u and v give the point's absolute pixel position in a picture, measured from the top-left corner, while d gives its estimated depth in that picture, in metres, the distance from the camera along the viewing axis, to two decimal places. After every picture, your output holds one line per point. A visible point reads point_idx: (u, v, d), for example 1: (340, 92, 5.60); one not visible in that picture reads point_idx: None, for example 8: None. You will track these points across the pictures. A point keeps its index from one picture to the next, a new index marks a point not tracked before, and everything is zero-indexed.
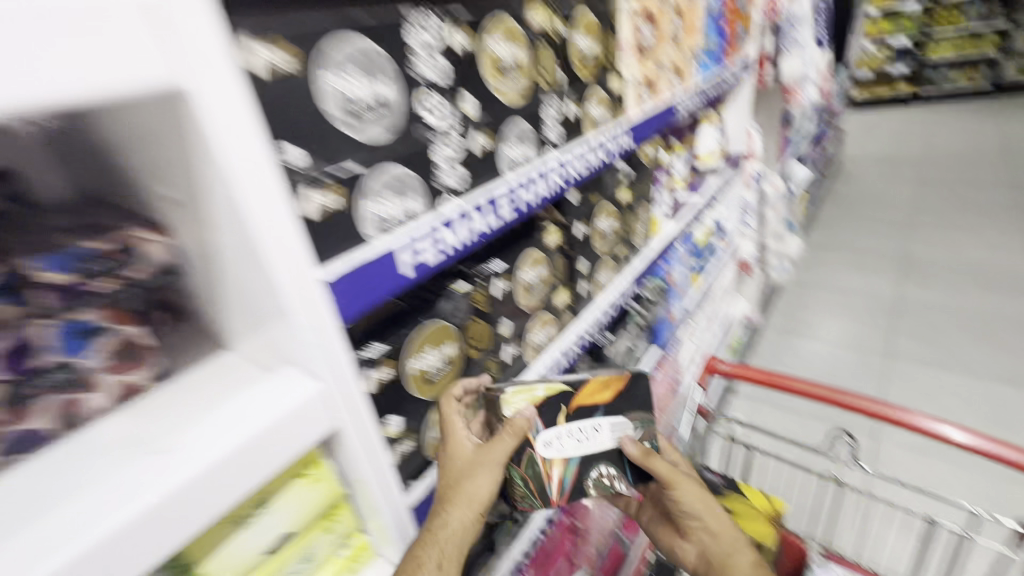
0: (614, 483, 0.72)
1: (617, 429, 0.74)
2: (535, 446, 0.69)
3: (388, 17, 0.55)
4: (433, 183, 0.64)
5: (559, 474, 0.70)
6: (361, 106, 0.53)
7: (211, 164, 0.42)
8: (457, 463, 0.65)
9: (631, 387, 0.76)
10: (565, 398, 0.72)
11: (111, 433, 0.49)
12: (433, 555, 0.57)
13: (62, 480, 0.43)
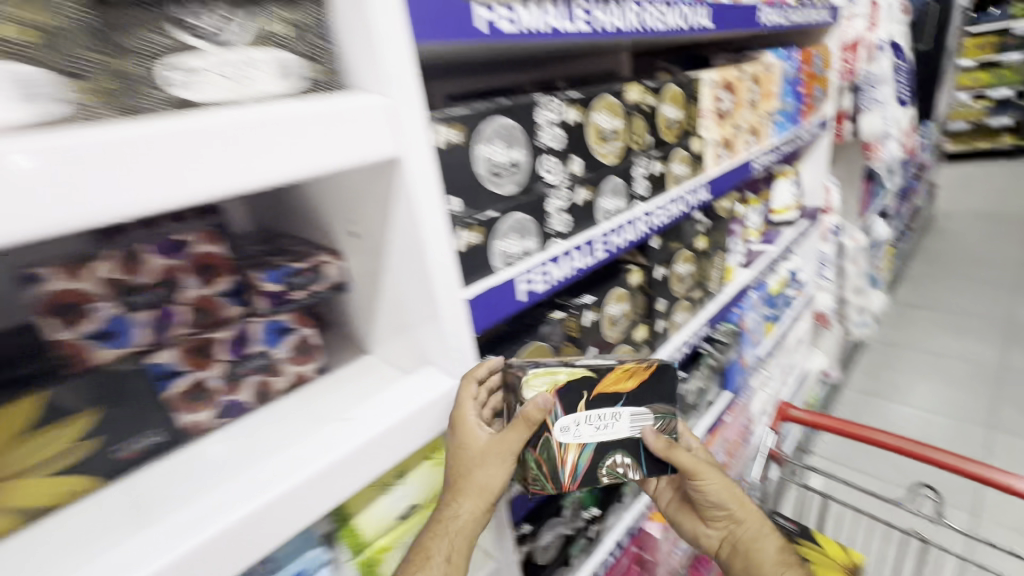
0: (627, 471, 0.76)
1: (635, 420, 0.76)
2: (553, 431, 0.72)
3: (524, 100, 0.71)
4: (545, 227, 0.79)
5: (574, 458, 0.73)
6: (501, 168, 0.69)
7: (408, 210, 0.59)
8: (468, 454, 0.69)
9: (655, 381, 0.77)
10: (588, 385, 0.74)
11: (208, 463, 0.66)
12: (442, 548, 0.65)
13: (169, 498, 0.59)
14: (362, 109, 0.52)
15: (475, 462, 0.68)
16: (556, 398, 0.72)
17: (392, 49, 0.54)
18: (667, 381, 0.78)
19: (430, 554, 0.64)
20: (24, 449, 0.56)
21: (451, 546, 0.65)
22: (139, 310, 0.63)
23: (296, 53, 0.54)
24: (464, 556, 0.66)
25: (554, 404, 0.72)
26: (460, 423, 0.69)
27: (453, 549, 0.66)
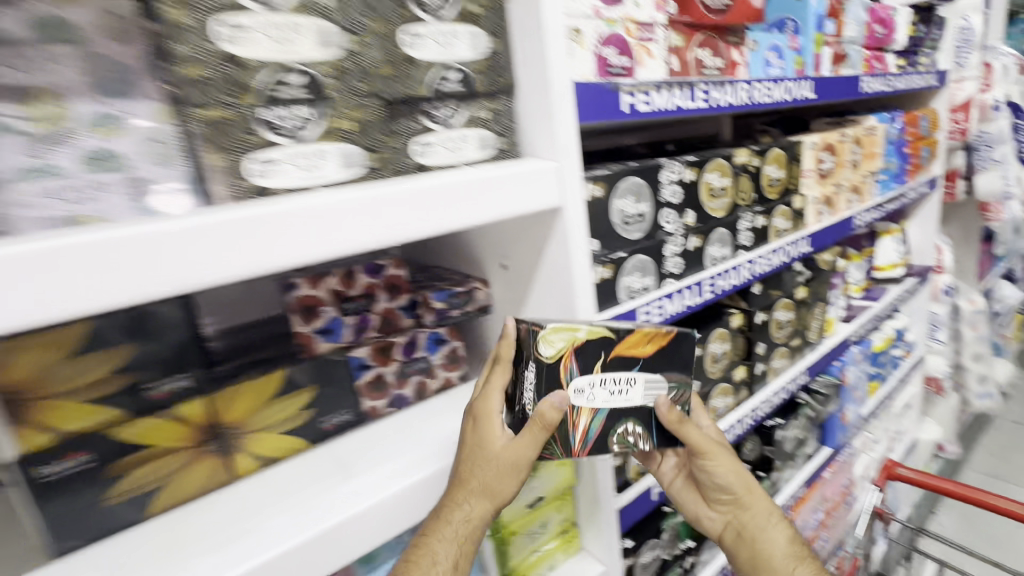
0: (639, 442, 0.70)
1: (651, 387, 0.70)
2: (566, 390, 0.68)
3: (651, 163, 0.86)
4: (662, 267, 0.92)
5: (586, 423, 0.69)
6: (630, 217, 0.85)
7: (561, 247, 0.76)
8: (481, 454, 0.69)
9: (673, 349, 0.70)
10: (606, 346, 0.68)
11: (305, 463, 0.78)
12: (445, 551, 0.67)
13: (264, 503, 0.70)
14: (539, 173, 0.70)
15: (487, 463, 0.69)
16: (571, 357, 0.68)
17: (566, 128, 0.71)
18: (688, 349, 0.70)
19: (428, 558, 0.66)
20: (269, 410, 0.77)
21: (451, 551, 0.67)
22: (349, 313, 0.85)
23: (496, 133, 0.72)
24: (462, 562, 0.68)
25: (568, 364, 0.68)
26: (482, 418, 0.71)
27: (453, 554, 0.68)
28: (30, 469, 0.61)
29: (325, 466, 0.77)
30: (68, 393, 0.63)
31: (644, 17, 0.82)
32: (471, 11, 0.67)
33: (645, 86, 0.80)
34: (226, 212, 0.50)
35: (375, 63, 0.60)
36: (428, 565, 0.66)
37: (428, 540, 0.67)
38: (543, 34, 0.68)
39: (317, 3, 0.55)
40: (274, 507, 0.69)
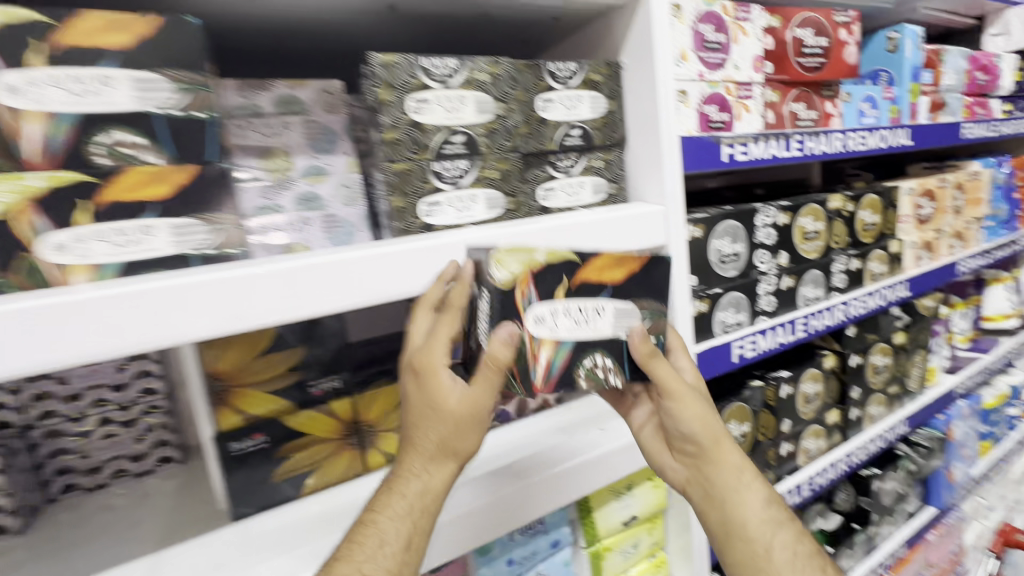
0: (610, 377, 0.62)
1: (622, 316, 0.62)
2: (524, 318, 0.59)
3: (747, 207, 0.93)
4: (755, 305, 0.97)
5: (548, 357, 0.60)
6: (726, 257, 0.91)
7: (664, 280, 0.84)
8: (426, 412, 0.60)
9: (644, 274, 0.64)
10: (568, 269, 0.60)
11: None
12: (390, 526, 0.58)
13: None
14: (648, 215, 0.79)
15: (433, 421, 0.60)
16: (529, 281, 0.59)
17: (672, 176, 0.80)
18: (663, 275, 0.65)
19: (377, 537, 0.58)
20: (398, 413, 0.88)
21: (402, 528, 0.59)
22: None
23: (608, 180, 0.83)
24: (418, 540, 0.59)
25: (524, 290, 0.59)
26: (423, 372, 0.59)
27: (402, 535, 0.58)
28: (228, 443, 0.76)
29: None
30: (257, 383, 0.79)
31: (743, 77, 0.90)
32: (592, 79, 0.78)
33: (743, 138, 0.88)
34: (403, 243, 0.64)
35: (517, 125, 0.73)
36: (376, 547, 0.57)
37: (376, 517, 0.59)
38: (655, 97, 0.78)
39: (478, 80, 0.69)
40: None
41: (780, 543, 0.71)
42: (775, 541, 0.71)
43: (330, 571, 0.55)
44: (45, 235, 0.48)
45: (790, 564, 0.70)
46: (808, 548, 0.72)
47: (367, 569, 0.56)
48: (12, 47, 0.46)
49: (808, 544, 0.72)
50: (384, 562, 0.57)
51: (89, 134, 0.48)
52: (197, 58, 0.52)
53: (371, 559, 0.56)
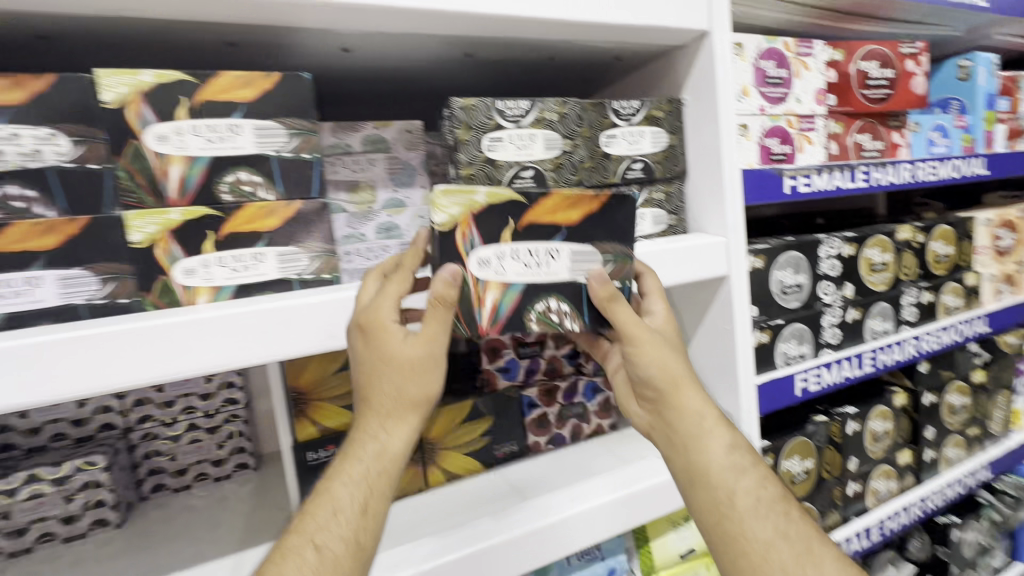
0: (566, 321, 0.61)
1: (577, 257, 0.61)
2: (468, 262, 0.59)
3: (810, 239, 0.92)
4: (819, 337, 0.95)
5: (495, 300, 0.60)
6: (788, 288, 0.91)
7: (726, 310, 0.84)
8: (375, 372, 0.58)
9: (603, 215, 0.62)
10: (514, 211, 0.59)
11: (483, 485, 0.90)
12: (347, 492, 0.57)
13: (456, 511, 0.83)
14: (711, 246, 0.80)
15: (383, 381, 0.58)
16: (470, 224, 0.58)
17: (734, 208, 0.81)
18: (626, 218, 0.63)
19: (330, 507, 0.56)
20: (459, 432, 0.92)
21: (357, 494, 0.57)
22: (523, 356, 0.98)
23: (668, 211, 0.85)
24: (375, 503, 0.58)
25: (467, 232, 0.58)
26: (370, 332, 0.57)
27: (355, 501, 0.57)
28: (305, 452, 0.82)
29: (491, 490, 0.88)
30: (335, 398, 0.84)
31: (806, 110, 0.91)
32: (654, 115, 0.82)
33: (806, 170, 0.89)
34: None
35: (582, 159, 0.77)
36: (329, 516, 0.56)
37: (331, 486, 0.57)
38: (717, 132, 0.80)
39: (547, 119, 0.73)
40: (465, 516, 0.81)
41: (743, 491, 0.62)
42: (739, 488, 0.62)
43: (283, 546, 0.54)
44: (178, 261, 0.56)
45: (752, 512, 0.61)
46: (770, 492, 0.63)
47: (320, 539, 0.54)
48: (165, 102, 0.54)
49: (773, 487, 0.64)
50: (340, 530, 0.55)
51: (218, 175, 0.56)
52: (307, 108, 0.59)
53: (325, 529, 0.55)
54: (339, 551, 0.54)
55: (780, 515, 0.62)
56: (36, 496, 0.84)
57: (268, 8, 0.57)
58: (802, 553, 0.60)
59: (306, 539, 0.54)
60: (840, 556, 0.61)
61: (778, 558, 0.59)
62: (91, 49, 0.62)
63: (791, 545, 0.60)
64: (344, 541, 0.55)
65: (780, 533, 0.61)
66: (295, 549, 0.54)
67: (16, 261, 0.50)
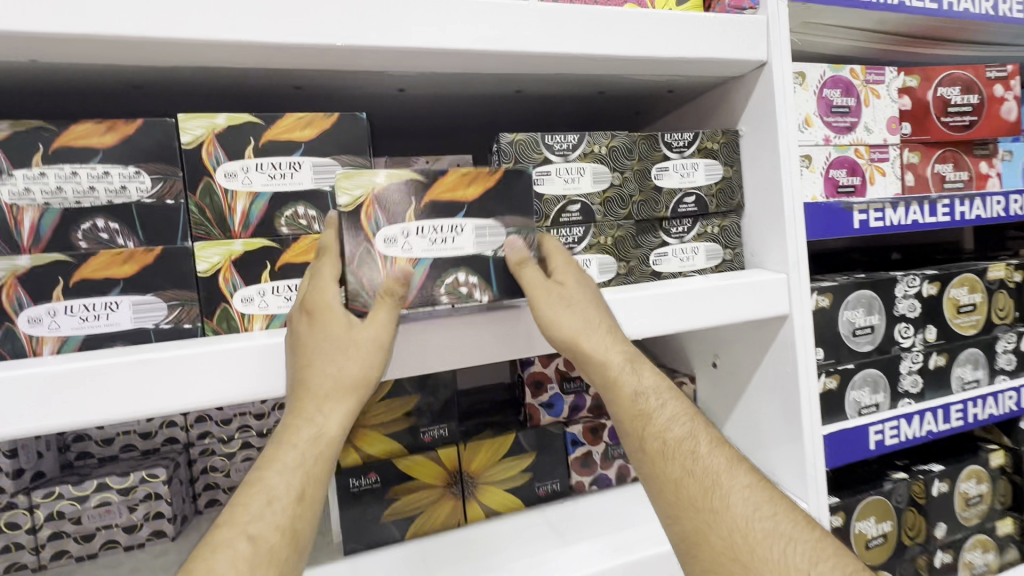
0: (475, 293, 0.60)
1: (482, 230, 0.60)
2: (372, 240, 0.57)
3: (885, 277, 0.85)
4: (897, 385, 0.87)
5: (404, 274, 0.58)
6: (859, 329, 0.84)
7: (789, 351, 0.78)
8: (310, 350, 0.54)
9: (502, 188, 0.61)
10: (416, 190, 0.59)
11: (521, 524, 0.87)
12: (277, 480, 0.52)
13: (492, 549, 0.81)
14: (772, 283, 0.75)
15: (320, 359, 0.54)
16: (376, 205, 0.58)
17: (797, 243, 0.76)
18: (524, 190, 0.62)
19: (262, 496, 0.51)
20: (500, 467, 0.90)
21: (293, 481, 0.52)
22: (569, 392, 0.95)
23: (723, 246, 0.82)
24: (313, 488, 0.53)
25: (372, 212, 0.57)
26: (316, 315, 0.54)
27: (284, 486, 0.52)
28: (347, 478, 0.82)
29: (530, 530, 0.85)
30: (377, 426, 0.85)
31: (876, 140, 0.85)
32: (708, 147, 0.79)
33: (880, 203, 0.82)
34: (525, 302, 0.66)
35: (632, 193, 0.75)
36: (261, 506, 0.50)
37: (264, 474, 0.52)
38: (777, 163, 0.76)
39: (596, 152, 0.73)
40: (500, 557, 0.79)
41: (653, 434, 0.60)
42: (649, 431, 0.60)
43: (211, 539, 0.48)
44: (238, 290, 0.59)
45: (661, 453, 0.59)
46: (678, 432, 0.60)
47: (254, 530, 0.49)
48: (235, 142, 0.58)
49: (684, 424, 0.61)
50: (274, 519, 0.50)
51: (278, 209, 0.59)
52: (363, 145, 0.62)
53: (257, 519, 0.50)
54: (274, 541, 0.50)
55: (688, 453, 0.59)
56: (103, 503, 0.89)
57: (331, 53, 0.60)
58: (709, 487, 0.57)
59: (237, 533, 0.49)
60: (751, 483, 0.58)
61: (688, 496, 0.57)
62: (177, 95, 0.69)
63: (699, 481, 0.57)
64: (279, 530, 0.50)
65: (688, 472, 0.58)
66: (224, 543, 0.48)
67: (100, 287, 0.55)
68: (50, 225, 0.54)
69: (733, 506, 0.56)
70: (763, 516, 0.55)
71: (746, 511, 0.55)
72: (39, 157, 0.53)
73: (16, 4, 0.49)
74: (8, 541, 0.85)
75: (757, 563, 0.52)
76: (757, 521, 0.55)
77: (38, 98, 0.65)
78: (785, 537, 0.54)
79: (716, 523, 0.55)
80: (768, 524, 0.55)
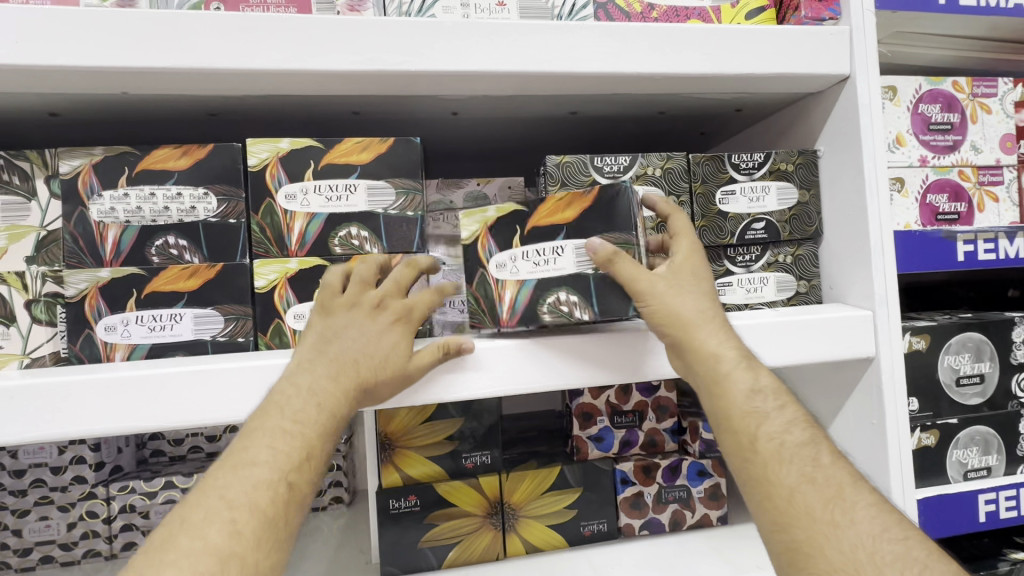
0: (576, 312, 0.58)
1: (583, 250, 0.57)
2: (487, 267, 0.61)
3: (1000, 319, 0.73)
4: (1015, 447, 0.74)
5: (513, 296, 0.60)
6: (965, 379, 0.72)
7: (877, 398, 0.68)
8: (377, 334, 0.55)
9: (602, 206, 0.57)
10: (519, 218, 0.59)
11: (563, 566, 0.81)
12: (310, 434, 0.49)
13: None
14: (856, 320, 0.66)
15: (378, 348, 0.55)
16: (488, 236, 0.61)
17: (885, 278, 0.68)
18: (628, 206, 0.57)
19: (302, 448, 0.49)
20: (542, 501, 0.85)
21: (327, 445, 0.51)
22: (620, 427, 0.89)
23: (797, 277, 0.74)
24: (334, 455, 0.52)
25: (485, 244, 0.61)
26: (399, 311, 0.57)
27: (319, 446, 0.50)
28: (388, 499, 0.82)
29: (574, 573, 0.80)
30: (419, 448, 0.84)
31: (986, 160, 0.75)
32: (781, 169, 0.73)
33: (992, 232, 0.72)
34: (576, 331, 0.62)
35: (692, 218, 0.71)
36: (300, 456, 0.48)
37: (303, 428, 0.49)
38: (862, 187, 0.68)
39: (650, 175, 0.69)
40: None
41: (767, 435, 0.51)
42: (762, 431, 0.51)
43: (244, 475, 0.46)
44: (291, 306, 0.61)
45: (775, 456, 0.50)
46: (798, 436, 0.51)
47: (293, 478, 0.47)
48: (296, 166, 0.61)
49: (802, 430, 0.52)
50: (306, 472, 0.49)
51: (333, 229, 0.61)
52: (414, 169, 0.63)
53: (297, 467, 0.48)
54: (302, 492, 0.48)
55: (808, 459, 0.50)
56: (168, 501, 0.94)
57: (385, 79, 0.62)
58: (831, 497, 0.47)
59: (277, 476, 0.46)
60: (879, 502, 0.48)
61: (803, 502, 0.47)
62: (249, 121, 0.74)
63: (820, 489, 0.48)
64: (310, 482, 0.49)
65: (809, 479, 0.48)
66: (264, 482, 0.46)
67: (167, 299, 0.59)
68: (129, 241, 0.58)
69: (859, 521, 0.46)
70: (891, 537, 0.45)
71: (872, 529, 0.46)
72: (124, 179, 0.58)
73: (115, 43, 0.54)
74: (86, 528, 0.93)
75: None
76: (883, 542, 0.45)
77: (131, 125, 0.71)
78: (917, 564, 0.43)
79: (837, 535, 0.46)
80: (897, 547, 0.45)
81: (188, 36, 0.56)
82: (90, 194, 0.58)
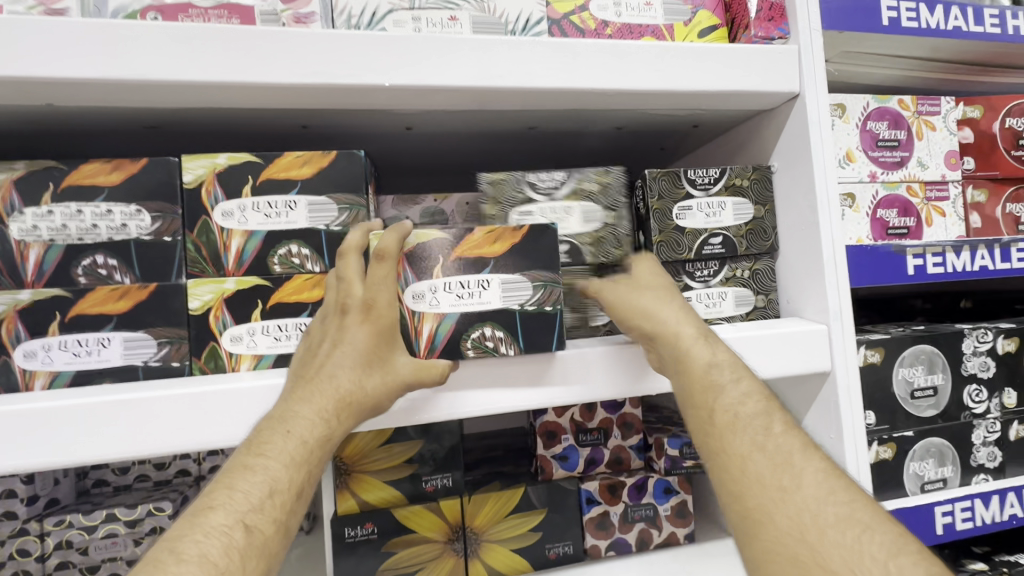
0: (501, 347, 0.59)
1: (508, 285, 0.59)
2: (402, 296, 0.57)
3: (950, 331, 0.75)
4: (969, 458, 0.75)
5: (432, 330, 0.58)
6: (919, 392, 0.73)
7: (835, 412, 0.68)
8: (349, 350, 0.53)
9: (529, 242, 0.60)
10: (444, 247, 0.59)
11: None
12: (269, 468, 0.47)
13: None
14: (810, 335, 0.66)
15: (352, 366, 0.53)
16: (404, 262, 0.58)
17: (839, 292, 0.68)
18: (552, 245, 0.60)
19: (264, 484, 0.46)
20: (505, 524, 0.82)
21: (296, 477, 0.48)
22: (585, 444, 0.87)
23: (754, 291, 0.74)
24: (309, 488, 0.50)
25: (401, 271, 0.57)
26: (371, 319, 0.54)
27: (290, 479, 0.48)
28: (343, 527, 0.78)
29: None
30: (377, 472, 0.81)
31: (933, 176, 0.76)
32: (736, 184, 0.73)
33: (939, 246, 0.73)
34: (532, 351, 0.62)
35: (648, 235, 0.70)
36: (262, 494, 0.46)
37: (265, 463, 0.47)
38: (814, 202, 0.69)
39: (586, 189, 0.68)
40: None
41: (723, 408, 0.52)
42: (718, 403, 0.52)
43: (200, 523, 0.43)
44: (227, 328, 0.58)
45: (730, 427, 0.51)
46: (753, 408, 0.52)
47: (251, 519, 0.44)
48: (235, 182, 0.58)
49: (757, 403, 0.53)
50: (271, 512, 0.46)
51: (272, 247, 0.58)
52: (358, 182, 0.61)
53: (257, 507, 0.45)
54: (268, 532, 0.45)
55: (761, 429, 0.50)
56: (110, 535, 0.87)
57: (333, 93, 0.60)
58: (779, 462, 0.47)
59: (235, 519, 0.44)
60: (829, 469, 0.48)
61: (754, 469, 0.47)
62: (192, 134, 0.70)
63: (768, 456, 0.48)
64: (275, 522, 0.46)
65: (759, 446, 0.49)
66: (219, 528, 0.43)
67: (92, 323, 0.55)
68: (53, 261, 0.55)
69: (806, 485, 0.46)
70: (839, 501, 0.45)
71: (819, 493, 0.45)
72: (48, 196, 0.55)
73: (41, 52, 0.51)
74: (16, 569, 0.84)
75: (828, 544, 0.42)
76: (827, 506, 0.45)
77: (63, 136, 0.67)
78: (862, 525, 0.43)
79: (785, 500, 0.45)
80: (843, 509, 0.44)
81: (121, 46, 0.53)
82: (10, 211, 0.54)
